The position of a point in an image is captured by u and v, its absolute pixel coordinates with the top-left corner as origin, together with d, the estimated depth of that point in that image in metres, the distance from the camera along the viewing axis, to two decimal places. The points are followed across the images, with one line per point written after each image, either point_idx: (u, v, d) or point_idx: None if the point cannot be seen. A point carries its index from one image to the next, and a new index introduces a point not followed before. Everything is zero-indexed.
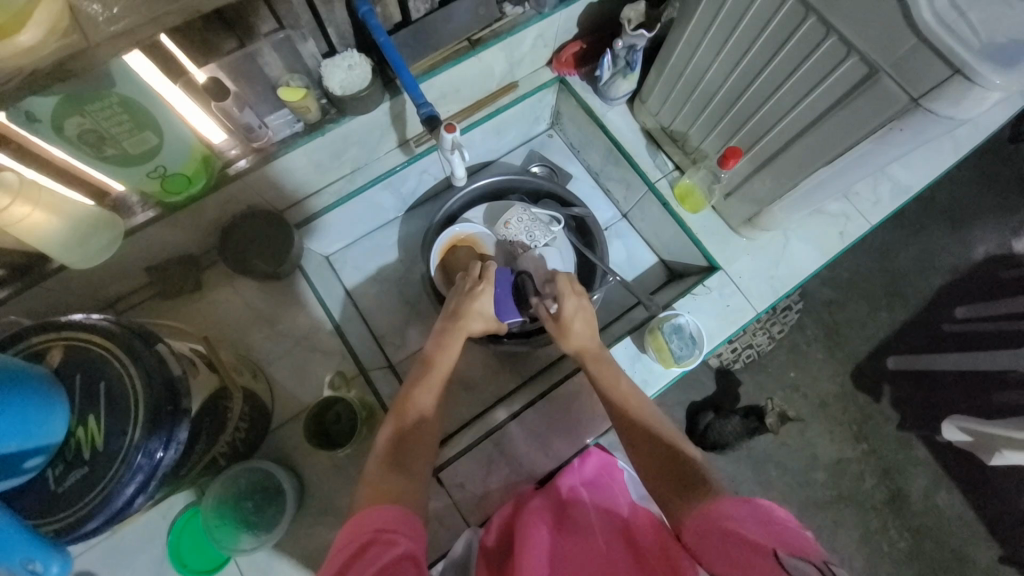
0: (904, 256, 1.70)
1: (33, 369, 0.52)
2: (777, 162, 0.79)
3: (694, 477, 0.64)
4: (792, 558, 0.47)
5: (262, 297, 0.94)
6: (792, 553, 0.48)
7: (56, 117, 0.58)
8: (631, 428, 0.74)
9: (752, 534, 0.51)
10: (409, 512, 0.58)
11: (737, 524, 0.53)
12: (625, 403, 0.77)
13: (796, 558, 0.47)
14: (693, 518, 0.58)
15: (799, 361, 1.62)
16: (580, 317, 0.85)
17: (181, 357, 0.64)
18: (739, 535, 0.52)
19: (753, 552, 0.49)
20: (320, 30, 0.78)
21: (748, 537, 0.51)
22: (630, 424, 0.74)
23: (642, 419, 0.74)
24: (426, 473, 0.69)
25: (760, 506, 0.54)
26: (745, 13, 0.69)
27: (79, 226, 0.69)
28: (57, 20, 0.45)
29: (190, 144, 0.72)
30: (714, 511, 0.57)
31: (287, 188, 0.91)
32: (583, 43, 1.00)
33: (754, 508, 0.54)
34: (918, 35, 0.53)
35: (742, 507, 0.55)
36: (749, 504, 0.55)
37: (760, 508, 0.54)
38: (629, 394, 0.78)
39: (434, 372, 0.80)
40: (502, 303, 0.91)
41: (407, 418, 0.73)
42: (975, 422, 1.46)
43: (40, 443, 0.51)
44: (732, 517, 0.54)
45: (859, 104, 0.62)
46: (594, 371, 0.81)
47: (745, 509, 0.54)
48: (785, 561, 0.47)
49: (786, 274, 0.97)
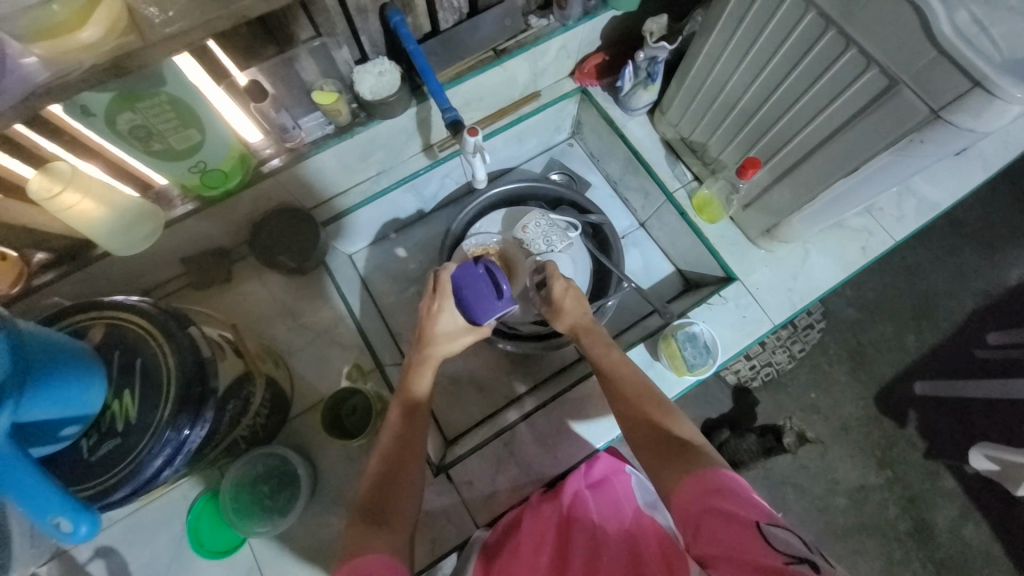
0: (933, 278, 1.65)
1: (75, 344, 0.56)
2: (797, 173, 0.79)
3: (689, 447, 0.64)
4: (770, 527, 0.51)
5: (287, 290, 0.97)
6: (769, 521, 0.52)
7: (110, 112, 0.63)
8: (619, 395, 0.74)
9: (732, 507, 0.54)
10: (395, 562, 0.59)
11: (714, 496, 0.56)
12: (617, 372, 0.77)
13: (774, 526, 0.51)
14: (681, 486, 0.59)
15: (820, 381, 1.58)
16: (572, 295, 0.88)
17: (211, 341, 0.67)
18: (719, 510, 0.54)
19: (737, 526, 0.52)
20: (355, 38, 0.83)
21: (729, 511, 0.53)
22: (620, 392, 0.74)
23: (630, 386, 0.74)
24: (420, 449, 0.73)
25: (728, 476, 0.58)
26: (765, 27, 0.71)
27: (123, 215, 0.74)
28: (116, 21, 0.50)
29: (229, 142, 0.77)
30: (692, 483, 0.58)
31: (316, 187, 0.95)
32: (605, 55, 1.03)
33: (726, 480, 0.57)
34: (939, 49, 0.54)
35: (716, 477, 0.58)
36: (721, 473, 0.58)
37: (731, 478, 0.58)
38: (621, 361, 0.78)
39: (431, 358, 0.81)
40: (478, 304, 0.82)
41: (407, 400, 0.78)
42: (1004, 450, 1.39)
43: (79, 412, 0.54)
44: (708, 490, 0.57)
45: (880, 115, 0.63)
46: (587, 342, 0.82)
47: (719, 480, 0.57)
48: (765, 530, 0.50)
49: (804, 287, 0.96)
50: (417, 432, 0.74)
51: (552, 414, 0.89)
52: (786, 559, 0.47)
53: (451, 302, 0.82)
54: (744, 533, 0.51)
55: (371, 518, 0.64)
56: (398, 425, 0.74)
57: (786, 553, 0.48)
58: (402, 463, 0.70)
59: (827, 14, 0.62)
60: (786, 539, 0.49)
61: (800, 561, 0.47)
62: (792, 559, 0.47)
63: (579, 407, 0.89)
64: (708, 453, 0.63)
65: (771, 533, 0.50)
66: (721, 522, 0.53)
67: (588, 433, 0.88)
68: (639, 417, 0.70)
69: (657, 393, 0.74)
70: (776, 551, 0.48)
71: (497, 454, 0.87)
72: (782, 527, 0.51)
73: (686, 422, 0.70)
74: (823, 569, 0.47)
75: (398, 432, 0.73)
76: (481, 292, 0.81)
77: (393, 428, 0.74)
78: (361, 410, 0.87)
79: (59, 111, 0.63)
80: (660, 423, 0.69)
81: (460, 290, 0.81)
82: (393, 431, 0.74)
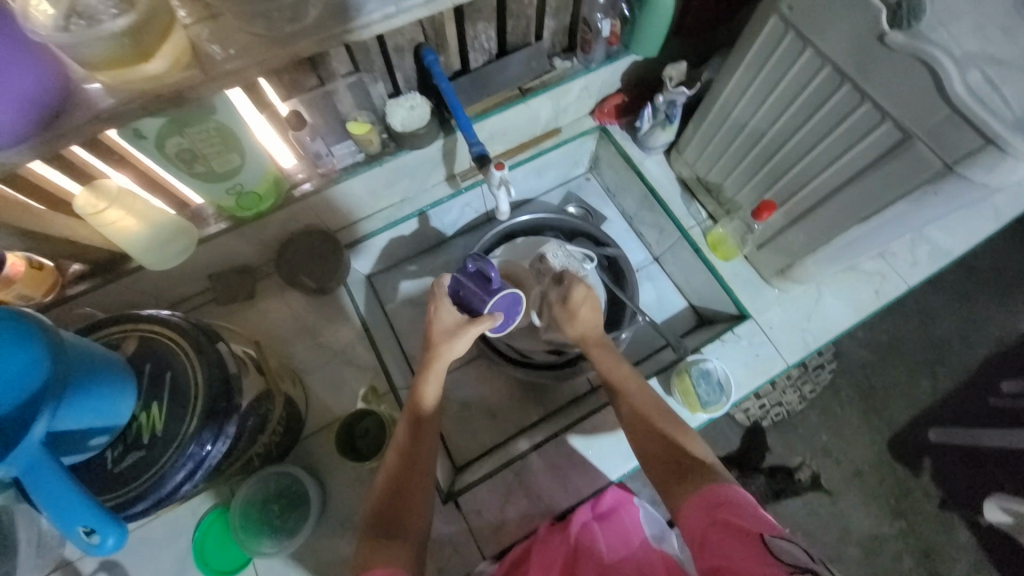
0: (945, 323, 1.65)
1: (108, 355, 0.57)
2: (813, 216, 0.81)
3: (701, 467, 0.65)
4: (776, 539, 0.53)
5: (307, 309, 1.00)
6: (774, 533, 0.53)
7: (161, 136, 0.67)
8: (629, 408, 0.75)
9: (736, 521, 0.56)
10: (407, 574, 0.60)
11: (720, 511, 0.57)
12: (626, 385, 0.78)
13: (779, 538, 0.53)
14: (689, 502, 0.61)
15: (832, 424, 1.56)
16: (589, 302, 0.84)
17: (235, 356, 0.69)
18: (725, 524, 0.56)
19: (742, 541, 0.53)
20: (390, 74, 0.88)
21: (734, 525, 0.55)
22: (630, 405, 0.75)
23: (639, 400, 0.75)
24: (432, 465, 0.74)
25: (735, 490, 0.60)
26: (782, 79, 0.74)
27: (160, 231, 0.77)
28: (179, 56, 0.53)
29: (266, 167, 0.81)
30: (698, 498, 0.60)
31: (342, 211, 0.98)
32: (624, 96, 1.08)
33: (732, 494, 0.59)
34: (951, 107, 0.56)
35: (722, 492, 0.59)
36: (728, 488, 0.60)
37: (736, 493, 0.59)
38: (629, 373, 0.79)
39: (436, 362, 0.78)
40: (476, 299, 0.81)
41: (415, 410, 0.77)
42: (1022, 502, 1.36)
43: (107, 422, 0.56)
44: (714, 504, 0.58)
45: (895, 166, 0.65)
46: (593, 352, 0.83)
47: (725, 495, 0.59)
48: (772, 542, 0.52)
49: (818, 328, 0.97)
50: (429, 448, 0.75)
51: (563, 445, 0.89)
52: (790, 569, 0.49)
53: (448, 302, 0.81)
54: (749, 547, 0.52)
55: (380, 529, 0.65)
56: (406, 439, 0.74)
57: (790, 563, 0.50)
58: (416, 476, 0.71)
59: (841, 70, 0.65)
60: (791, 550, 0.51)
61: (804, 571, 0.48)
62: (796, 570, 0.49)
63: (591, 439, 0.89)
64: (720, 472, 0.64)
65: (776, 544, 0.52)
66: (727, 536, 0.55)
67: (599, 466, 0.88)
68: (655, 435, 0.71)
69: (668, 411, 0.74)
70: (781, 562, 0.50)
71: (507, 484, 0.86)
72: (788, 541, 0.53)
73: (699, 441, 0.70)
74: None
75: (407, 448, 0.74)
76: (474, 285, 0.81)
77: (401, 442, 0.74)
78: (373, 433, 0.87)
79: (113, 134, 0.67)
80: (670, 441, 0.69)
81: (454, 291, 0.82)
82: (401, 445, 0.74)
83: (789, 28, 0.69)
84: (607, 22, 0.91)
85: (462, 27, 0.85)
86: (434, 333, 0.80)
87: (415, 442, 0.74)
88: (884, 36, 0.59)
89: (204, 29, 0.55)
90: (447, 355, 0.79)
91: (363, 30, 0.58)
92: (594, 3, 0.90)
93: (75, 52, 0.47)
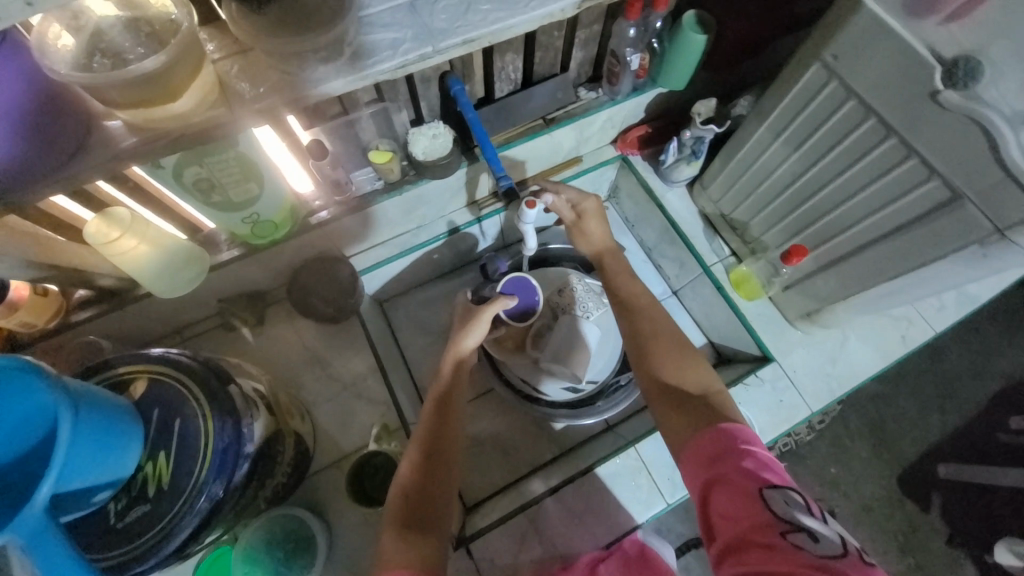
0: (955, 356, 1.62)
1: (114, 401, 0.54)
2: (847, 264, 0.78)
3: (704, 401, 0.64)
4: (770, 492, 0.51)
5: (319, 338, 0.97)
6: (771, 484, 0.52)
7: (178, 166, 0.64)
8: (636, 331, 0.76)
9: (734, 475, 0.54)
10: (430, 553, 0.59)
11: (716, 463, 0.56)
12: (640, 305, 0.80)
13: (774, 489, 0.52)
14: (691, 446, 0.59)
15: (841, 457, 1.53)
16: (599, 220, 0.90)
17: (247, 398, 0.65)
18: (722, 477, 0.54)
19: (738, 495, 0.52)
20: (414, 102, 0.85)
21: (732, 480, 0.53)
22: (639, 330, 0.75)
23: (647, 325, 0.75)
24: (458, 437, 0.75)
25: (735, 434, 0.57)
26: (821, 125, 0.72)
27: (171, 258, 0.74)
28: (207, 93, 0.50)
29: (283, 197, 0.79)
30: (698, 445, 0.58)
31: (357, 238, 0.96)
32: (648, 127, 1.06)
33: (732, 440, 0.57)
34: (1006, 172, 0.54)
35: (723, 439, 0.57)
36: (727, 434, 0.57)
37: (735, 439, 0.57)
38: (642, 297, 0.81)
39: (451, 353, 0.85)
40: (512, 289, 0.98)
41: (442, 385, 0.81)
42: None
43: (112, 476, 0.53)
44: (712, 455, 0.56)
45: (938, 225, 0.63)
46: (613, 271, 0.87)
47: (724, 442, 0.57)
48: (765, 497, 0.51)
49: (843, 373, 0.94)
50: (454, 435, 0.75)
51: (580, 490, 0.86)
52: (783, 526, 0.49)
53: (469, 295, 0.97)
54: (745, 502, 0.51)
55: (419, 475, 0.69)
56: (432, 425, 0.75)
57: (782, 518, 0.49)
58: (439, 446, 0.72)
59: (888, 122, 0.63)
60: (785, 501, 0.51)
61: (797, 530, 0.48)
62: (788, 527, 0.49)
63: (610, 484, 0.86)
64: (724, 406, 0.63)
65: (773, 499, 0.51)
66: (724, 490, 0.53)
67: (618, 512, 0.85)
68: (661, 378, 0.69)
69: (672, 340, 0.73)
70: (774, 517, 0.49)
71: (522, 530, 0.83)
72: (783, 488, 0.52)
73: (704, 370, 0.69)
74: (817, 529, 0.48)
75: (433, 424, 0.75)
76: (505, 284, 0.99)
77: (426, 428, 0.75)
78: (383, 473, 0.84)
79: (138, 170, 0.66)
80: (680, 373, 0.68)
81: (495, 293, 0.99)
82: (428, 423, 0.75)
83: (832, 76, 0.67)
84: (636, 55, 0.89)
85: (490, 58, 0.83)
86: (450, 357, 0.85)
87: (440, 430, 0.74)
88: (936, 93, 0.57)
89: (233, 65, 0.53)
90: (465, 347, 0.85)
91: (397, 68, 0.55)
92: (623, 37, 0.87)
93: (98, 92, 0.44)
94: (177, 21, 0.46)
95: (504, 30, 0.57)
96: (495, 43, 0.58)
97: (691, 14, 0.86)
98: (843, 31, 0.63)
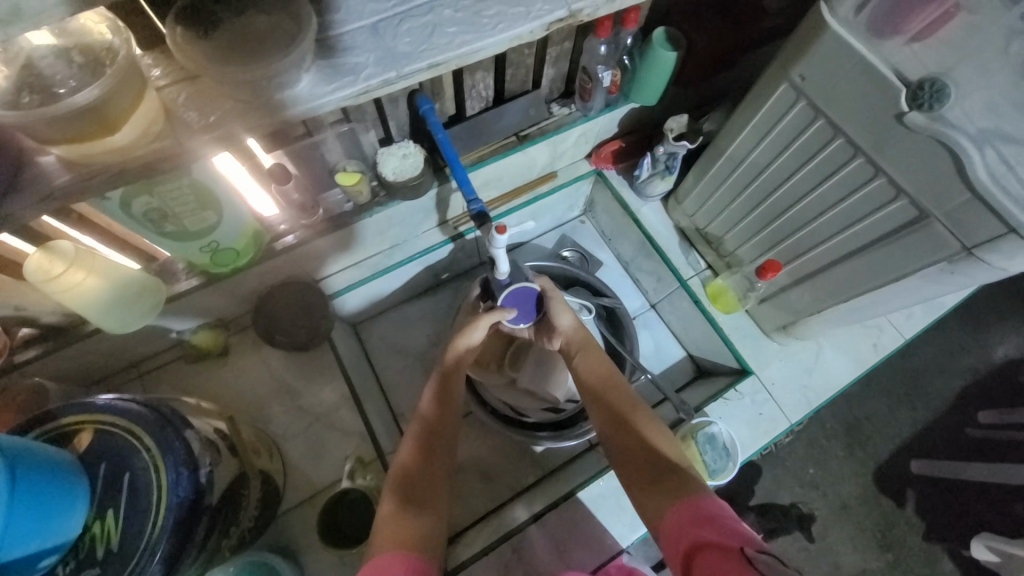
0: (923, 355, 1.66)
1: (57, 457, 0.50)
2: (820, 280, 0.80)
3: (675, 472, 0.65)
4: (755, 552, 0.49)
5: (288, 367, 0.94)
6: (758, 550, 0.50)
7: (126, 197, 0.60)
8: (600, 401, 0.77)
9: (720, 539, 0.53)
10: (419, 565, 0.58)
11: (701, 530, 0.55)
12: (598, 376, 0.79)
13: (761, 553, 0.49)
14: (669, 516, 0.59)
15: (819, 458, 1.55)
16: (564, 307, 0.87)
17: (207, 443, 0.60)
18: (707, 541, 0.53)
19: (723, 556, 0.50)
20: (382, 122, 0.82)
21: (716, 542, 0.52)
22: (608, 400, 0.76)
23: (613, 395, 0.76)
24: (444, 473, 0.72)
25: (716, 503, 0.58)
26: (791, 143, 0.72)
27: (123, 291, 0.69)
28: (151, 124, 0.47)
29: (245, 223, 0.75)
30: (678, 512, 0.59)
31: (325, 262, 0.92)
32: (622, 141, 1.05)
33: (714, 508, 0.57)
34: (973, 192, 0.55)
35: (705, 507, 0.58)
36: (708, 501, 0.58)
37: (718, 507, 0.57)
38: (602, 365, 0.81)
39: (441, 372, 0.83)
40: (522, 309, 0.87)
41: (429, 416, 0.77)
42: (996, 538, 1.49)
43: (56, 541, 0.48)
44: (696, 520, 0.56)
45: (907, 242, 0.64)
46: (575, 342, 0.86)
47: (706, 509, 0.57)
48: (748, 553, 0.49)
49: (819, 384, 0.95)
50: (440, 469, 0.72)
51: (563, 516, 0.84)
52: None
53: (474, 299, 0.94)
54: (730, 562, 0.49)
55: (402, 500, 0.67)
56: (414, 458, 0.72)
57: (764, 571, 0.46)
58: (421, 477, 0.70)
59: (855, 142, 0.64)
60: (770, 562, 0.48)
61: None
62: None
63: (593, 507, 0.85)
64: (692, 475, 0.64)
65: (757, 559, 0.48)
66: (710, 554, 0.52)
67: (603, 537, 0.83)
68: (632, 448, 0.70)
69: (644, 410, 0.75)
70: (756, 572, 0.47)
71: (505, 562, 0.80)
72: (771, 556, 0.49)
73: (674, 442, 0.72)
74: None
75: (415, 463, 0.72)
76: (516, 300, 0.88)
77: (405, 462, 0.72)
78: (359, 511, 0.80)
79: (87, 203, 0.61)
80: (649, 443, 0.70)
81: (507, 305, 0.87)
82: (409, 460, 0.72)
83: (801, 96, 0.67)
84: (608, 72, 0.88)
85: (459, 77, 0.81)
86: (449, 354, 0.85)
87: (426, 465, 0.72)
88: (903, 114, 0.58)
89: (181, 92, 0.49)
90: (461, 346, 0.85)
91: (359, 94, 0.53)
92: (594, 54, 0.86)
93: (30, 130, 0.41)
94: (116, 48, 0.43)
95: (472, 54, 0.55)
96: (463, 66, 0.56)
97: (661, 30, 0.86)
98: (811, 52, 0.63)
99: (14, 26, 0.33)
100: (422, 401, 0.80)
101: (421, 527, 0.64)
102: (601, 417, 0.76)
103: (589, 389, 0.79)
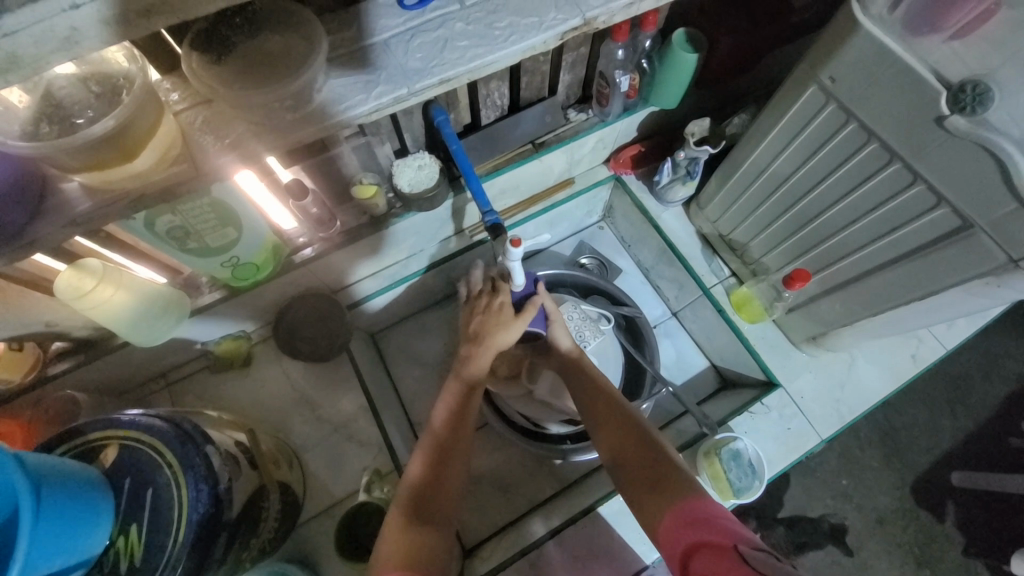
0: (966, 361, 1.57)
1: (82, 472, 0.51)
2: (851, 289, 0.76)
3: (675, 477, 0.63)
4: (748, 548, 0.50)
5: (308, 378, 0.95)
6: (750, 545, 0.51)
7: (150, 217, 0.61)
8: (598, 411, 0.75)
9: (714, 537, 0.53)
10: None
11: (697, 530, 0.55)
12: (594, 388, 0.79)
13: (755, 549, 0.50)
14: (666, 524, 0.58)
15: (853, 468, 1.48)
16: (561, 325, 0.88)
17: (227, 457, 0.61)
18: (702, 541, 0.53)
19: (718, 555, 0.50)
20: (397, 133, 0.82)
21: (712, 542, 0.52)
22: (604, 413, 0.74)
23: (612, 404, 0.75)
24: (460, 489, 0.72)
25: (709, 503, 0.57)
26: (821, 147, 0.69)
27: (149, 305, 0.70)
28: (168, 149, 0.48)
29: (264, 236, 0.75)
30: (673, 517, 0.58)
31: (343, 275, 0.93)
32: (641, 146, 1.02)
33: (707, 507, 0.57)
34: (1020, 202, 0.51)
35: (699, 508, 0.57)
36: (703, 502, 0.58)
37: (711, 506, 0.57)
38: (600, 378, 0.80)
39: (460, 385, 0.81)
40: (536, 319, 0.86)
41: (440, 431, 0.75)
42: None
43: (82, 556, 0.50)
44: (691, 521, 0.56)
45: (950, 252, 0.60)
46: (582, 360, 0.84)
47: (700, 509, 0.57)
48: (742, 551, 0.50)
49: (852, 397, 0.91)
50: (455, 482, 0.71)
51: (581, 532, 0.82)
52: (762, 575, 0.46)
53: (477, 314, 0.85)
54: (726, 561, 0.49)
55: (417, 513, 0.66)
56: (430, 476, 0.71)
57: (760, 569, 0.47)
58: (438, 486, 0.70)
59: (891, 147, 0.60)
60: (764, 558, 0.48)
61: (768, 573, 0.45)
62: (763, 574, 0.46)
63: (615, 524, 0.83)
64: (690, 480, 0.62)
65: (751, 555, 0.49)
66: (705, 554, 0.52)
67: (622, 554, 0.81)
68: (632, 457, 0.68)
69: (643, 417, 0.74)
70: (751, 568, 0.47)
71: None
72: (764, 551, 0.50)
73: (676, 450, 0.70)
74: None
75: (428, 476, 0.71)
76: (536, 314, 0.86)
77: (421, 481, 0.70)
78: (375, 523, 0.80)
79: (114, 222, 0.62)
80: (647, 451, 0.68)
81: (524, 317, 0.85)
82: (419, 467, 0.72)
83: (830, 99, 0.64)
84: (626, 77, 0.85)
85: (474, 87, 0.80)
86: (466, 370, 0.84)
87: (441, 479, 0.71)
88: (943, 118, 0.54)
89: (197, 115, 0.50)
90: (491, 344, 0.82)
91: (372, 112, 0.52)
92: (612, 59, 0.84)
93: (53, 160, 0.42)
94: (131, 76, 0.43)
95: (484, 66, 0.54)
96: (475, 79, 0.55)
97: (681, 31, 0.83)
98: (842, 52, 0.60)
99: (13, 73, 0.34)
100: (435, 406, 0.79)
101: (433, 543, 0.63)
102: (597, 428, 0.74)
103: (586, 402, 0.78)
